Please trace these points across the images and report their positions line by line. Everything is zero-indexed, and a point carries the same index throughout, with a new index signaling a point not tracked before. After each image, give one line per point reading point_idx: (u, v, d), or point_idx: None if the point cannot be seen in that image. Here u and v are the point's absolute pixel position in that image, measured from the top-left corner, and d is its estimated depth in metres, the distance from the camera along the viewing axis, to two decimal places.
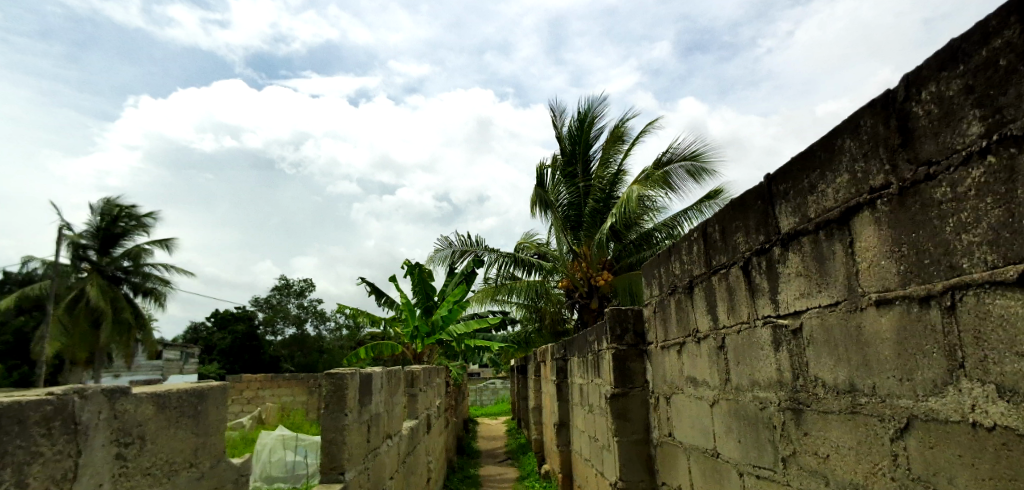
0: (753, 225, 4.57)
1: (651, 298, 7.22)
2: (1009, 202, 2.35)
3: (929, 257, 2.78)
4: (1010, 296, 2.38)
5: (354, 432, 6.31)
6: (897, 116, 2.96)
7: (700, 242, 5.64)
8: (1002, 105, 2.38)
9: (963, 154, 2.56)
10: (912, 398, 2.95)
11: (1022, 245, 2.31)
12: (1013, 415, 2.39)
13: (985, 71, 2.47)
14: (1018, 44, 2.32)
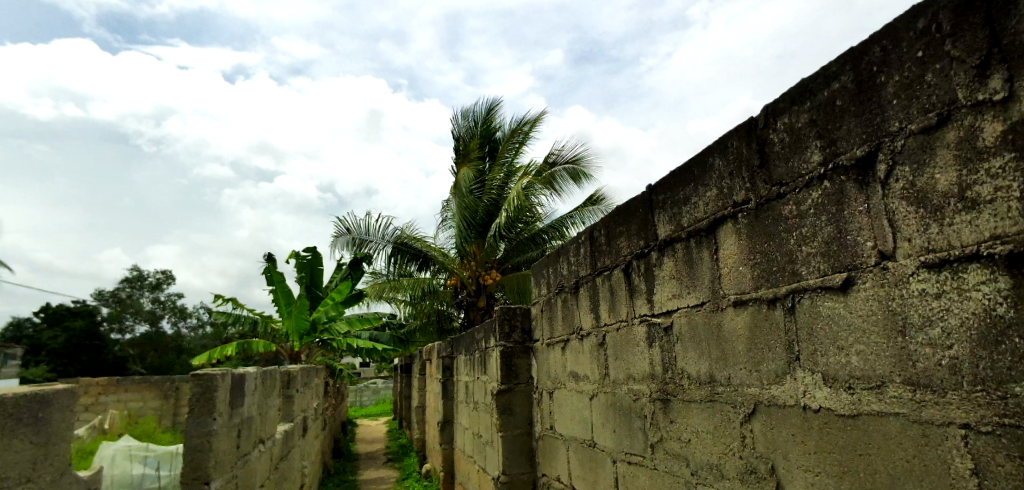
0: (634, 231, 4.98)
1: (539, 297, 7.56)
2: (838, 220, 2.82)
3: (777, 264, 3.25)
4: (835, 299, 2.85)
5: (222, 438, 5.97)
6: (757, 141, 3.41)
7: (586, 244, 6.01)
8: (836, 139, 2.84)
9: (806, 178, 3.02)
10: (759, 386, 3.42)
11: (846, 256, 2.78)
12: (833, 398, 2.86)
13: (824, 108, 2.92)
14: (850, 89, 2.78)
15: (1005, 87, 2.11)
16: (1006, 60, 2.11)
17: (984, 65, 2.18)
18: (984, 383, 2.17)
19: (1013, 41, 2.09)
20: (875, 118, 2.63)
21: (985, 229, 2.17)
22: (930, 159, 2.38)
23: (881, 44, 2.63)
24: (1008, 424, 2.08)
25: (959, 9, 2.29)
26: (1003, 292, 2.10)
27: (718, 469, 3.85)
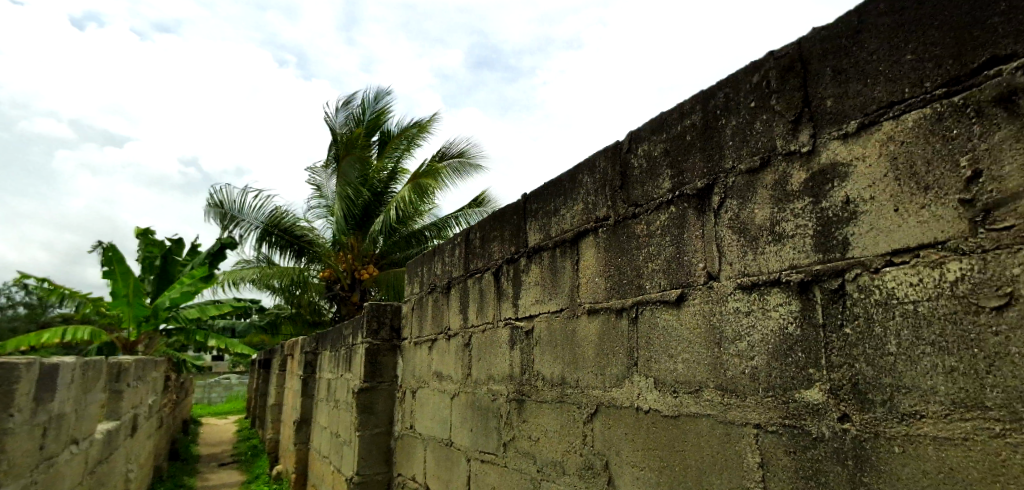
0: (507, 237, 5.17)
1: (410, 295, 7.54)
2: (679, 242, 3.16)
3: (627, 278, 3.55)
4: (670, 311, 3.18)
5: (22, 434, 5.26)
6: (620, 164, 3.71)
7: (461, 246, 6.12)
8: (683, 170, 3.18)
9: (657, 202, 3.35)
10: (602, 389, 3.70)
11: (682, 275, 3.12)
12: (661, 401, 3.18)
13: (677, 141, 3.26)
14: (698, 126, 3.13)
15: (810, 141, 2.49)
16: (813, 118, 2.50)
17: (797, 120, 2.57)
18: (774, 389, 2.49)
19: (818, 104, 2.48)
20: (714, 155, 2.99)
21: (786, 259, 2.52)
22: (752, 195, 2.75)
23: (725, 91, 3.00)
24: (788, 424, 2.40)
25: (783, 70, 2.67)
26: (794, 314, 2.45)
27: (561, 466, 4.10)
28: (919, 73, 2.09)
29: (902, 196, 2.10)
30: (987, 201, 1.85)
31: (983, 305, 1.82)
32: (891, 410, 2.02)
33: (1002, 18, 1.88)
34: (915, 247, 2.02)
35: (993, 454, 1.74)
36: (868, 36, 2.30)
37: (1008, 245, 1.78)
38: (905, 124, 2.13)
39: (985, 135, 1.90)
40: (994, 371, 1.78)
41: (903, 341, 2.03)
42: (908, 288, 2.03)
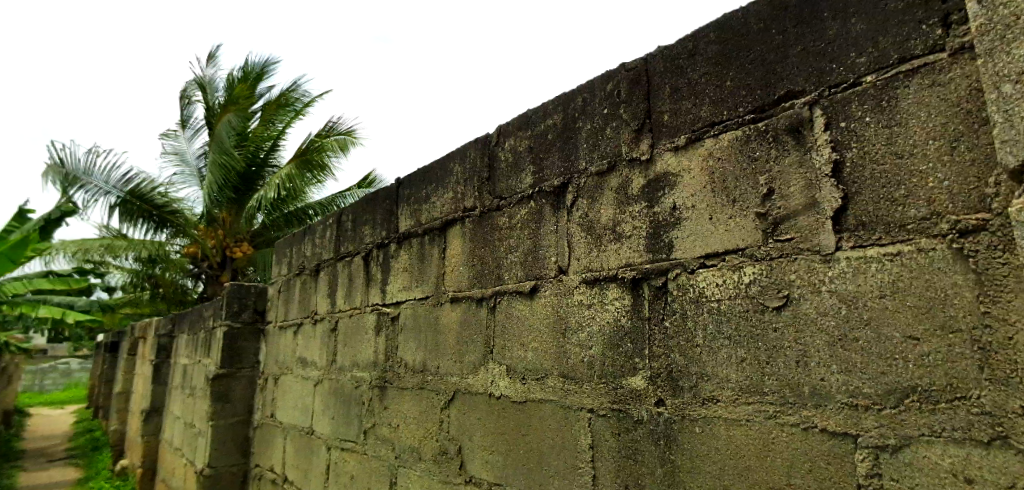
0: (379, 221, 5.07)
1: (277, 276, 7.16)
2: (536, 236, 3.27)
3: (488, 269, 3.65)
4: (524, 302, 3.29)
5: None
6: (489, 156, 3.77)
7: (332, 228, 5.91)
8: (543, 167, 3.28)
9: (519, 196, 3.44)
10: (459, 375, 3.79)
11: (537, 267, 3.23)
12: (511, 387, 3.29)
13: (539, 139, 3.34)
14: (558, 126, 3.21)
15: (648, 149, 2.65)
16: (650, 129, 2.66)
17: (639, 129, 2.71)
18: (606, 377, 2.66)
19: (656, 116, 2.63)
20: (570, 155, 3.09)
21: (623, 256, 2.68)
22: (599, 197, 2.89)
23: (582, 94, 3.09)
24: (614, 408, 2.59)
25: (631, 82, 2.81)
26: (625, 307, 2.62)
27: (418, 451, 4.13)
28: (735, 99, 2.29)
29: (715, 205, 2.31)
30: (776, 215, 2.09)
31: (766, 305, 2.06)
32: (694, 394, 2.27)
33: (797, 57, 2.10)
34: (721, 252, 2.26)
35: (765, 432, 2.00)
36: (699, 59, 2.48)
37: (787, 255, 2.03)
38: (722, 142, 2.33)
39: (779, 157, 2.12)
40: (772, 361, 2.02)
41: (708, 333, 2.26)
42: (714, 288, 2.26)
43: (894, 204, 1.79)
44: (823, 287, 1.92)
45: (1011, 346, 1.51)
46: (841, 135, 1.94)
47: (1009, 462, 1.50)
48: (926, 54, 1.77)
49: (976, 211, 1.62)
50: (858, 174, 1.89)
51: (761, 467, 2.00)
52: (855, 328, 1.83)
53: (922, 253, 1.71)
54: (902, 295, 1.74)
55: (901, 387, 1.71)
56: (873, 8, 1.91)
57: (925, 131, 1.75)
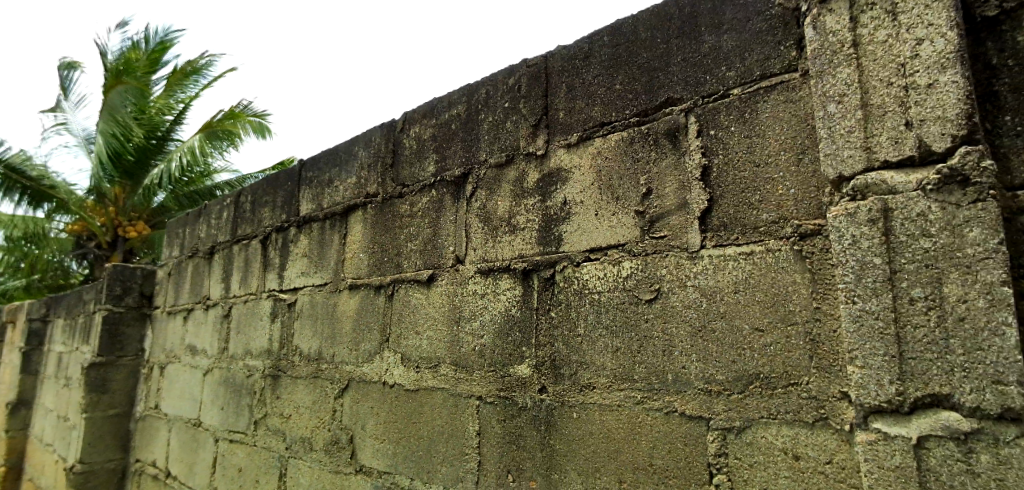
0: (279, 203, 4.78)
1: (169, 259, 6.65)
2: (435, 225, 3.07)
3: (387, 256, 3.41)
4: (421, 291, 3.08)
5: None
6: (393, 143, 3.59)
7: (231, 209, 5.54)
8: (446, 156, 3.12)
9: (421, 185, 3.24)
10: (353, 364, 3.54)
11: (433, 256, 3.04)
12: (404, 375, 3.10)
13: (443, 128, 3.19)
14: (462, 117, 3.08)
15: (544, 145, 2.63)
16: (547, 125, 2.64)
17: (536, 125, 2.68)
18: (495, 365, 2.60)
19: (552, 113, 2.62)
20: (472, 145, 2.97)
21: (517, 248, 2.63)
22: (497, 189, 2.80)
23: (485, 87, 2.99)
24: (501, 395, 2.55)
25: (532, 78, 2.77)
26: (516, 298, 2.58)
27: (308, 443, 3.88)
28: (622, 102, 2.37)
29: (601, 202, 2.36)
30: (653, 214, 2.19)
31: (640, 298, 2.17)
32: (573, 382, 2.31)
33: (677, 65, 2.22)
34: (604, 246, 2.32)
35: (633, 417, 2.12)
36: (593, 60, 2.52)
37: (660, 251, 2.15)
38: (611, 142, 2.38)
39: (657, 159, 2.23)
40: (643, 350, 2.13)
41: (589, 324, 2.31)
42: (596, 280, 2.31)
43: (750, 208, 1.96)
44: (688, 281, 2.06)
45: (835, 339, 1.74)
46: (710, 142, 2.09)
47: (829, 442, 1.72)
48: (782, 72, 1.95)
49: (814, 218, 1.82)
50: (722, 179, 2.04)
51: (628, 449, 2.11)
52: (712, 320, 1.99)
53: (770, 253, 1.90)
54: (752, 290, 1.92)
55: (748, 373, 1.89)
56: (742, 27, 2.06)
57: (777, 143, 1.93)
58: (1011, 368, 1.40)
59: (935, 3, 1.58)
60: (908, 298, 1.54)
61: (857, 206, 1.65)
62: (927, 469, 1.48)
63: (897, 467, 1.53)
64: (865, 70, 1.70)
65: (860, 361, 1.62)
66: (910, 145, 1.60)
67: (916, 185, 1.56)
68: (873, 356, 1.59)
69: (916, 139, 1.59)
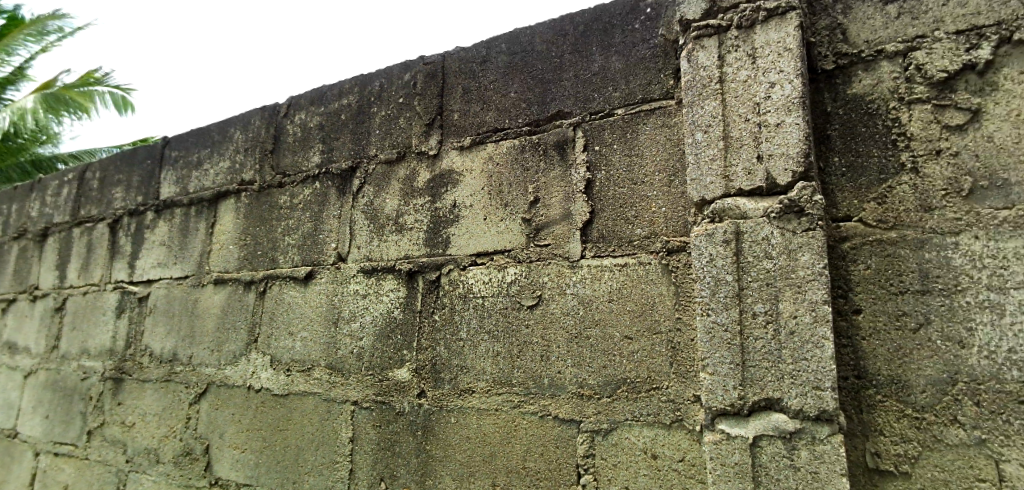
0: (133, 183, 4.14)
1: None
2: (318, 220, 2.86)
3: (261, 250, 3.07)
4: (298, 289, 2.85)
5: None
6: (274, 127, 3.19)
7: (72, 186, 4.83)
8: (333, 148, 2.90)
9: (303, 176, 2.98)
10: (215, 366, 3.15)
11: (315, 252, 2.83)
12: (273, 379, 2.84)
13: (332, 117, 2.95)
14: (353, 108, 2.88)
15: (437, 146, 2.55)
16: (442, 127, 2.56)
17: (430, 125, 2.60)
18: (374, 368, 2.51)
19: (447, 114, 2.56)
20: (361, 139, 2.80)
21: (402, 249, 2.55)
22: (386, 186, 2.67)
23: (380, 80, 2.82)
24: (377, 400, 2.47)
25: (428, 77, 2.67)
26: (399, 299, 2.50)
27: (156, 454, 3.44)
28: (515, 110, 2.39)
29: (490, 207, 2.36)
30: (538, 222, 2.25)
31: (522, 303, 2.21)
32: (453, 386, 2.30)
33: (569, 81, 2.30)
34: (490, 251, 2.32)
35: (509, 420, 2.16)
36: (490, 66, 2.50)
37: (542, 259, 2.21)
38: (503, 150, 2.38)
39: (545, 169, 2.28)
40: (522, 355, 2.18)
41: (471, 329, 2.30)
42: (481, 285, 2.31)
43: (626, 222, 2.09)
44: (568, 289, 2.14)
45: (691, 347, 1.91)
46: (594, 157, 2.19)
47: (682, 441, 1.88)
48: (660, 99, 2.10)
49: (680, 235, 1.99)
50: (603, 193, 2.15)
51: (502, 452, 2.15)
52: (588, 327, 2.09)
53: (641, 266, 2.03)
54: (624, 300, 2.04)
55: (616, 378, 2.01)
56: (628, 52, 2.19)
57: (653, 164, 2.08)
58: (827, 376, 1.62)
59: (787, 52, 1.80)
60: (752, 312, 1.74)
61: (715, 227, 1.82)
62: (760, 465, 1.67)
63: (737, 464, 1.70)
64: (728, 105, 1.87)
65: (711, 368, 1.78)
66: (760, 176, 1.79)
67: (763, 211, 1.76)
68: (722, 364, 1.76)
69: (764, 171, 1.78)
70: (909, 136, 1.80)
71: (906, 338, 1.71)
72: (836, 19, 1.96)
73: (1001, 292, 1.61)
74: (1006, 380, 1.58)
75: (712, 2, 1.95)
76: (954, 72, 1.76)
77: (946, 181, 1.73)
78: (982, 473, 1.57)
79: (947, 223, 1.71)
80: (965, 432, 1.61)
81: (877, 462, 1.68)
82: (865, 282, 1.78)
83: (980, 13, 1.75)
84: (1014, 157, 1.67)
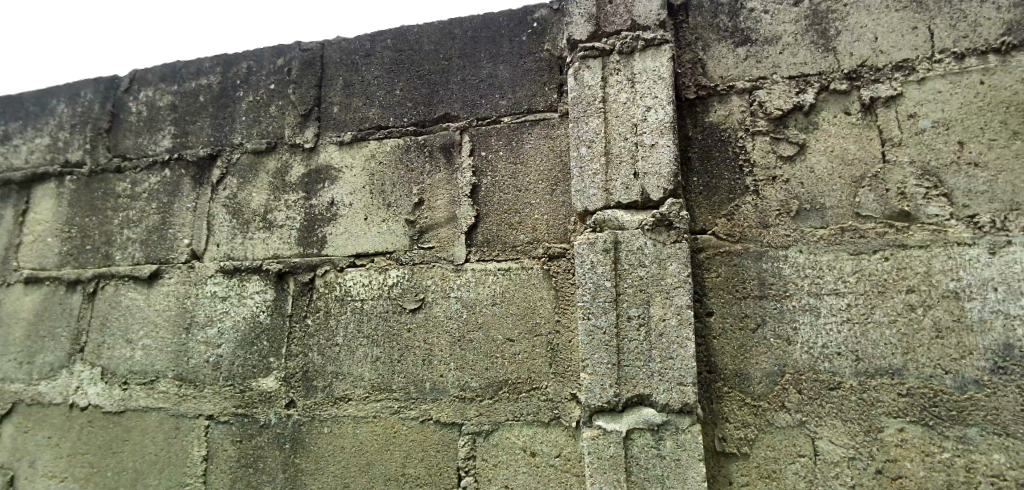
0: None
1: None
2: (166, 212, 2.53)
3: (90, 244, 2.61)
4: (139, 290, 2.50)
5: None
6: (111, 103, 2.74)
7: None
8: (189, 132, 2.58)
9: (149, 161, 2.61)
10: (24, 382, 2.56)
11: (164, 248, 2.50)
12: (104, 394, 2.44)
13: (188, 98, 2.62)
14: (213, 89, 2.59)
15: (314, 139, 2.42)
16: (319, 119, 2.44)
17: (306, 116, 2.46)
18: (234, 378, 2.29)
19: (326, 107, 2.45)
20: (224, 125, 2.54)
21: (271, 248, 2.36)
22: (252, 178, 2.46)
23: (247, 62, 2.58)
24: (238, 413, 2.25)
25: (305, 65, 2.52)
26: (266, 302, 2.32)
27: None
28: (401, 109, 2.36)
29: (372, 207, 2.29)
30: (422, 224, 2.23)
31: (404, 306, 2.16)
32: (327, 395, 2.18)
33: (456, 84, 2.32)
34: (371, 253, 2.25)
35: (388, 427, 2.11)
36: (374, 61, 2.43)
37: (427, 262, 2.19)
38: (387, 149, 2.34)
39: (431, 172, 2.27)
40: (403, 359, 2.13)
41: (348, 334, 2.20)
42: (360, 287, 2.22)
43: (510, 228, 2.14)
44: (451, 292, 2.14)
45: (570, 347, 2.00)
46: (480, 163, 2.22)
47: (560, 437, 1.96)
48: (545, 110, 2.19)
49: (561, 242, 2.08)
50: (488, 198, 2.19)
51: (380, 460, 2.09)
52: (470, 330, 2.10)
53: (524, 270, 2.09)
54: (507, 304, 2.09)
55: (498, 380, 2.05)
56: (515, 63, 2.27)
57: (537, 173, 2.15)
58: (688, 373, 1.82)
59: (661, 81, 1.99)
60: (627, 316, 1.88)
61: (597, 236, 1.94)
62: (631, 456, 1.82)
63: (611, 456, 1.83)
64: (609, 123, 2.01)
65: (590, 368, 1.90)
66: (635, 192, 1.94)
67: (638, 224, 1.91)
68: (599, 365, 1.88)
69: (640, 188, 1.93)
70: (753, 163, 2.03)
71: (748, 337, 1.91)
72: (697, 54, 2.15)
73: (818, 297, 1.88)
74: (820, 371, 1.83)
75: (596, 26, 2.09)
76: (788, 111, 2.03)
77: (781, 203, 1.98)
78: (802, 449, 1.80)
79: (780, 239, 1.95)
80: (790, 415, 1.83)
81: (722, 446, 1.85)
82: (717, 289, 1.96)
83: (808, 64, 2.03)
84: (828, 186, 1.96)
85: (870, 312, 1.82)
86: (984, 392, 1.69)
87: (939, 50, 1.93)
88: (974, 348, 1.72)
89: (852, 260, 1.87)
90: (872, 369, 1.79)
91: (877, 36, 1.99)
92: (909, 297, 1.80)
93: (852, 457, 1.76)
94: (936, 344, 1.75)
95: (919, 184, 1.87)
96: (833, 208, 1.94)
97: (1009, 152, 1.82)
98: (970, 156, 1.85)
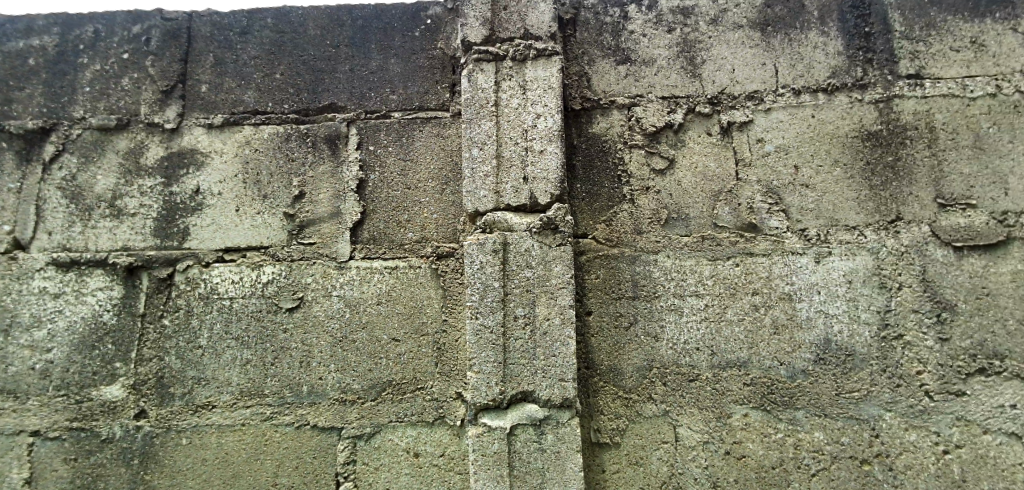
0: None
1: None
2: None
3: None
4: None
5: None
6: None
7: None
8: (12, 99, 2.19)
9: None
10: None
11: None
12: None
13: (11, 59, 2.22)
14: (47, 52, 2.23)
15: (176, 119, 2.18)
16: (183, 97, 2.21)
17: (167, 93, 2.21)
18: (67, 388, 1.99)
19: (192, 84, 2.22)
20: (60, 95, 2.19)
21: (119, 239, 2.09)
22: (97, 158, 2.15)
23: (94, 25, 2.26)
24: (73, 427, 1.96)
25: (167, 36, 2.26)
26: (112, 300, 2.05)
27: None
28: (280, 94, 2.21)
29: (244, 198, 2.13)
30: (303, 218, 2.12)
31: (280, 306, 2.04)
32: (186, 403, 1.99)
33: (343, 74, 2.22)
34: (242, 247, 2.10)
35: (259, 435, 1.96)
36: (250, 39, 2.25)
37: (307, 258, 2.09)
38: (263, 136, 2.18)
39: (314, 163, 2.16)
40: (278, 362, 2.00)
41: (214, 335, 2.03)
42: (229, 285, 2.07)
43: (397, 225, 2.10)
44: (333, 291, 2.05)
45: (456, 346, 2.01)
46: (367, 157, 2.15)
47: (444, 436, 1.96)
48: (437, 109, 2.18)
49: (450, 241, 2.09)
50: (376, 194, 2.13)
51: (249, 471, 1.95)
52: (353, 331, 2.03)
53: (411, 269, 2.07)
54: (393, 303, 2.05)
55: (381, 381, 2.00)
56: (407, 57, 2.23)
57: (427, 171, 2.13)
58: (570, 370, 1.90)
59: (550, 90, 2.07)
60: (514, 315, 1.92)
61: (487, 237, 1.96)
62: (514, 451, 1.85)
63: (496, 452, 1.85)
64: (501, 127, 2.05)
65: (477, 367, 1.91)
66: (524, 195, 2.00)
67: (527, 226, 1.97)
68: (486, 363, 1.90)
69: (528, 191, 1.99)
70: (630, 173, 2.18)
71: (622, 334, 2.05)
72: (583, 67, 2.27)
73: (681, 298, 2.06)
74: (681, 365, 2.02)
75: (491, 30, 2.12)
76: (660, 128, 2.20)
77: (653, 211, 2.15)
78: (666, 436, 1.98)
79: (651, 244, 2.12)
80: (656, 406, 2.00)
81: (597, 436, 1.98)
82: (596, 290, 2.08)
83: (678, 87, 2.24)
84: (691, 199, 2.15)
85: (723, 312, 2.04)
86: (809, 380, 1.98)
87: (782, 86, 2.21)
88: (802, 342, 2.01)
89: (709, 266, 2.08)
90: (723, 362, 2.01)
91: (734, 67, 2.24)
92: (753, 299, 2.04)
93: (706, 441, 1.97)
94: (774, 339, 2.02)
95: (763, 200, 2.13)
96: (695, 218, 2.14)
97: (832, 178, 2.13)
98: (803, 178, 2.14)
